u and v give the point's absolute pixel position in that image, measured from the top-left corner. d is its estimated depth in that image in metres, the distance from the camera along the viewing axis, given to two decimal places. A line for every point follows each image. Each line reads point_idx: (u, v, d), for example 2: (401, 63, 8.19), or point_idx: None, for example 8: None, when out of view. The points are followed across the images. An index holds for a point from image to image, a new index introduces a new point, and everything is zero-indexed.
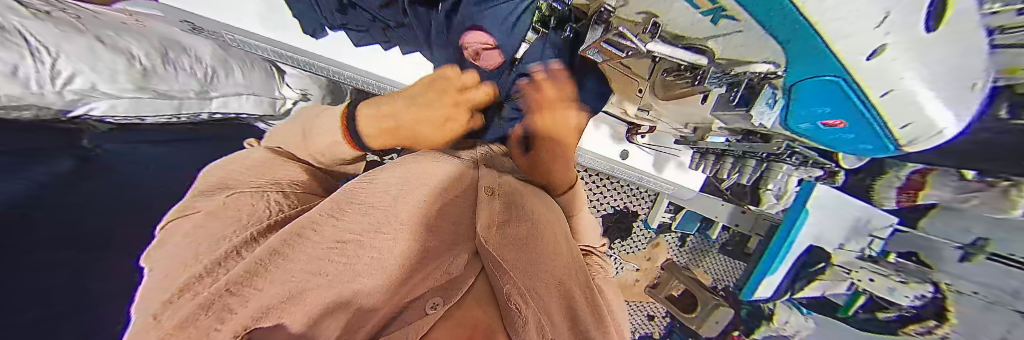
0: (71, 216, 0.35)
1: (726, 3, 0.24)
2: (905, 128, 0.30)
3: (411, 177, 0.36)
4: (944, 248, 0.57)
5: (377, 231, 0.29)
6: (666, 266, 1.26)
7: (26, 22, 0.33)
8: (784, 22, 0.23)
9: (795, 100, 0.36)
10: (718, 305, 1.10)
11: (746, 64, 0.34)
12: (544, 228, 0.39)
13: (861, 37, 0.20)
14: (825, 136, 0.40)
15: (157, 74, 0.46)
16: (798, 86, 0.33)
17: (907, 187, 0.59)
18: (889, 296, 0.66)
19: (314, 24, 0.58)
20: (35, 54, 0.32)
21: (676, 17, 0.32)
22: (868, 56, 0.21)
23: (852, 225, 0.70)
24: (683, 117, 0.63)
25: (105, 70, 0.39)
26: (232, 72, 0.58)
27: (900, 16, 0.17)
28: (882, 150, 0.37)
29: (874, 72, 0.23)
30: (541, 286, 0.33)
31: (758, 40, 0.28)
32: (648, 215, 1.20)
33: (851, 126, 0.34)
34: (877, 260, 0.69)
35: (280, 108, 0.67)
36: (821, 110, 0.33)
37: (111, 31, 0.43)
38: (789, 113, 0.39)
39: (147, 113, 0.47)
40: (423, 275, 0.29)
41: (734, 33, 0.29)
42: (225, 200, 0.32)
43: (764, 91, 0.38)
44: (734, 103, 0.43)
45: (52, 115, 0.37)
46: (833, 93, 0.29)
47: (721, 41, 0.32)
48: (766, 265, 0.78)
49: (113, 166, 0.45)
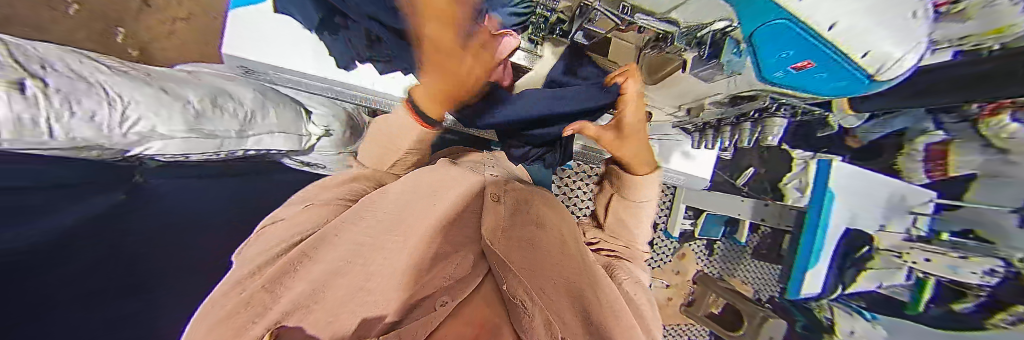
0: (65, 260, 0.34)
1: None
2: (868, 56, 0.27)
3: (419, 190, 0.38)
4: (1000, 220, 0.60)
5: (391, 234, 0.31)
6: (699, 280, 1.16)
7: (109, 80, 0.41)
8: None
9: (759, 50, 0.35)
10: (766, 318, 0.91)
11: (708, 24, 0.39)
12: (548, 229, 0.40)
13: None
14: (799, 82, 0.38)
15: (206, 116, 0.51)
16: (754, 35, 0.33)
17: (930, 158, 0.68)
18: (954, 276, 0.62)
19: (346, 57, 0.66)
20: (109, 102, 0.38)
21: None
22: None
23: (890, 202, 0.68)
24: (676, 99, 0.66)
25: (163, 115, 0.45)
26: (268, 114, 0.63)
27: None
28: (861, 86, 0.33)
29: (815, 9, 0.24)
30: (547, 285, 0.31)
31: (710, 2, 0.34)
32: (668, 222, 1.12)
33: (820, 66, 0.32)
34: (930, 240, 0.67)
35: (305, 144, 0.72)
36: (786, 53, 0.32)
37: (174, 84, 0.51)
38: (760, 64, 0.38)
39: (193, 151, 0.50)
40: (430, 278, 0.28)
41: (685, 2, 0.36)
42: (286, 222, 0.36)
43: (727, 43, 0.41)
44: (705, 58, 0.46)
45: (112, 155, 0.41)
46: (790, 38, 0.29)
47: (681, 11, 0.38)
48: (805, 258, 0.68)
49: (136, 209, 0.45)
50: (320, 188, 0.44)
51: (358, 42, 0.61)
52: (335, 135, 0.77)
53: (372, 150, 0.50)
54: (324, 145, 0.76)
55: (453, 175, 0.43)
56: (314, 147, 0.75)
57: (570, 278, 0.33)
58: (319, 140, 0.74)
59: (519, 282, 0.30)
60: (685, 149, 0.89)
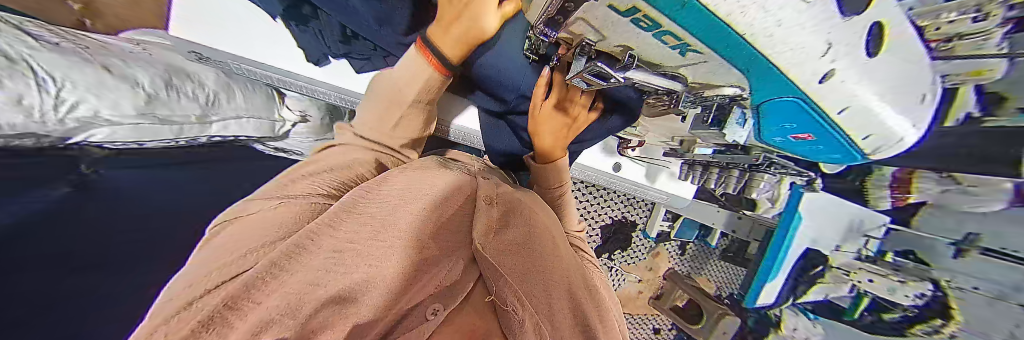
0: (18, 248, 0.32)
1: (690, 41, 0.22)
2: (869, 137, 0.30)
3: (413, 183, 0.39)
4: (936, 245, 0.61)
5: (374, 238, 0.29)
6: (668, 276, 1.26)
7: (35, 53, 0.35)
8: (768, 78, 0.23)
9: (759, 119, 0.35)
10: (724, 314, 1.04)
11: (716, 86, 0.32)
12: (540, 231, 0.43)
13: (808, 68, 0.20)
14: (796, 147, 0.39)
15: (160, 99, 0.47)
16: (761, 106, 0.31)
17: (897, 184, 0.65)
18: (889, 296, 0.65)
19: (319, 53, 0.61)
20: (41, 84, 0.33)
21: (648, 51, 0.28)
22: (820, 79, 0.21)
23: (849, 226, 0.70)
24: (667, 131, 0.63)
25: (109, 98, 0.40)
26: (234, 96, 0.60)
27: (841, 44, 0.17)
28: (850, 158, 0.36)
29: (830, 92, 0.23)
30: (540, 289, 0.35)
31: (723, 70, 0.26)
32: (646, 224, 1.21)
33: (820, 140, 0.32)
34: (876, 260, 0.69)
35: (279, 130, 0.70)
36: (788, 125, 0.32)
37: (120, 60, 0.45)
38: (763, 129, 0.37)
39: (147, 138, 0.47)
40: (424, 282, 0.30)
41: (702, 62, 0.27)
42: (250, 220, 0.31)
43: (734, 112, 0.39)
44: (710, 122, 0.45)
45: (50, 142, 0.37)
46: (795, 112, 0.28)
47: (692, 69, 0.30)
48: (766, 271, 0.73)
49: (85, 194, 0.41)
50: (282, 181, 0.40)
51: (330, 33, 0.54)
52: (312, 121, 0.76)
53: (382, 104, 0.50)
54: (300, 131, 0.74)
55: (436, 173, 0.43)
56: (290, 133, 0.73)
57: (564, 283, 0.39)
58: (294, 126, 0.73)
59: (510, 287, 0.32)
60: (673, 171, 0.90)
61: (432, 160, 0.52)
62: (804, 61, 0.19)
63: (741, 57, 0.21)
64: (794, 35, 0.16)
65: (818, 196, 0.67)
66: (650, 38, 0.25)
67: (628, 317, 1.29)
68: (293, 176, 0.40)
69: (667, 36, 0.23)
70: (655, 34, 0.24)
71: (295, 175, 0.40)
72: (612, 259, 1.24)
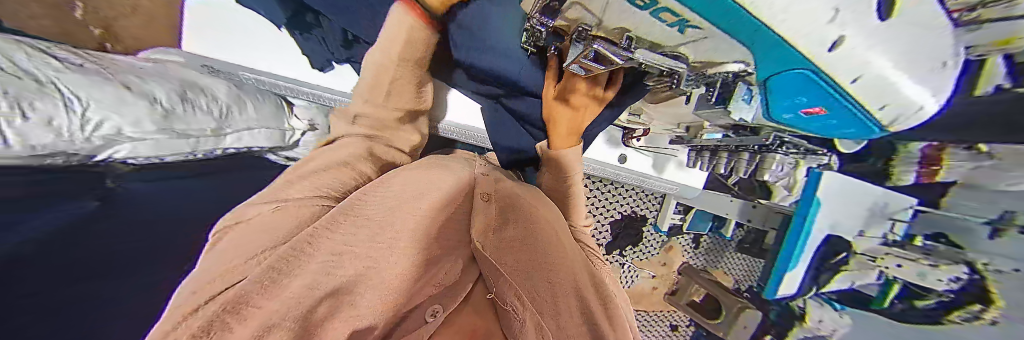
0: (38, 260, 0.33)
1: (689, 16, 0.21)
2: (886, 108, 0.28)
3: (412, 183, 0.38)
4: (970, 228, 0.58)
5: (375, 240, 0.30)
6: (684, 271, 1.23)
7: (60, 76, 0.37)
8: (774, 51, 0.23)
9: (767, 94, 0.33)
10: (743, 308, 1.03)
11: (720, 64, 0.31)
12: (541, 223, 0.42)
13: (816, 36, 0.19)
14: (809, 123, 0.37)
15: (176, 115, 0.49)
16: (768, 82, 0.30)
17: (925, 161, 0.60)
18: (921, 281, 0.62)
19: (323, 60, 0.63)
20: (66, 104, 0.35)
21: (647, 30, 0.28)
22: (830, 48, 0.20)
23: (871, 211, 0.66)
24: (673, 118, 0.62)
25: (129, 115, 0.42)
26: (245, 108, 0.62)
27: (853, 10, 0.16)
28: (867, 132, 0.34)
29: (841, 60, 0.22)
30: (545, 288, 0.33)
31: (726, 45, 0.26)
32: (657, 218, 1.19)
33: (832, 113, 0.31)
34: (903, 245, 0.66)
35: (289, 139, 0.71)
36: (798, 100, 0.30)
37: (138, 78, 0.47)
38: (769, 105, 0.36)
39: (167, 152, 0.49)
40: (423, 284, 0.31)
41: (703, 39, 0.26)
42: (250, 225, 0.33)
43: (739, 88, 0.37)
44: (714, 101, 0.43)
45: (79, 159, 0.39)
46: (804, 85, 0.27)
47: (692, 47, 0.29)
48: (785, 262, 0.70)
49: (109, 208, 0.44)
50: (279, 181, 0.41)
51: (333, 39, 0.56)
52: (320, 129, 0.77)
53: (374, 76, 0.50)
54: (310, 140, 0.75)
55: (435, 172, 0.42)
56: (299, 143, 0.74)
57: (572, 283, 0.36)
58: (303, 135, 0.74)
59: (510, 288, 0.31)
60: (680, 159, 0.89)
61: (431, 160, 0.52)
62: (811, 29, 0.18)
63: (744, 30, 0.20)
64: (801, 3, 0.15)
65: (834, 182, 0.63)
66: (647, 16, 0.25)
67: (642, 315, 1.26)
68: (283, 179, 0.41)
69: (665, 12, 0.23)
70: (653, 12, 0.24)
71: (288, 176, 0.41)
72: (623, 255, 1.22)
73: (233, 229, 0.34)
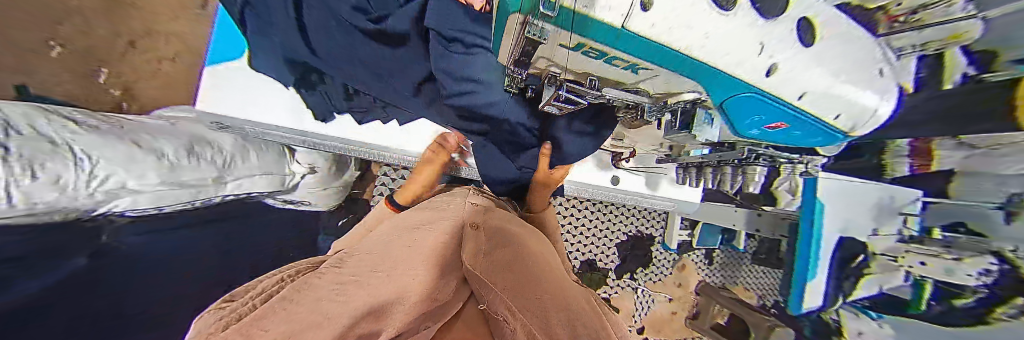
0: (29, 321, 0.32)
1: (638, 62, 0.24)
2: (841, 117, 0.30)
3: (392, 249, 0.38)
4: (983, 214, 0.56)
5: (374, 270, 0.33)
6: (701, 291, 1.15)
7: (76, 137, 0.39)
8: (722, 84, 0.24)
9: (727, 116, 0.34)
10: (773, 327, 0.93)
11: (677, 95, 0.34)
12: (525, 245, 0.40)
13: (753, 65, 0.20)
14: (777, 136, 0.38)
15: (181, 166, 0.51)
16: (723, 107, 0.31)
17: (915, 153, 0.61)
18: (950, 279, 0.58)
19: (325, 111, 0.68)
20: (77, 163, 0.37)
21: (607, 73, 0.31)
22: (767, 74, 0.22)
23: (880, 206, 0.65)
24: (654, 139, 0.65)
25: (136, 170, 0.44)
26: (247, 157, 0.64)
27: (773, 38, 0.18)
28: (834, 138, 0.35)
29: (785, 84, 0.23)
30: (531, 294, 0.29)
31: (677, 81, 0.28)
32: (665, 236, 1.16)
33: (793, 126, 0.32)
34: (923, 240, 0.63)
35: (289, 183, 0.73)
36: (758, 118, 0.32)
37: (149, 135, 0.50)
38: (732, 126, 0.37)
39: (166, 203, 0.50)
40: (426, 303, 0.29)
41: (655, 77, 0.29)
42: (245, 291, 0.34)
43: (699, 114, 0.41)
44: (678, 126, 0.46)
45: (78, 215, 0.39)
46: (759, 106, 0.28)
47: (648, 83, 0.32)
48: (801, 270, 0.67)
49: (106, 263, 0.43)
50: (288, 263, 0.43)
51: (335, 94, 0.63)
52: (320, 172, 0.79)
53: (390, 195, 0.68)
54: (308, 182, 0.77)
55: (427, 219, 0.44)
56: (298, 185, 0.77)
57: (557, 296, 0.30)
58: (303, 178, 0.76)
59: (501, 298, 0.29)
60: (670, 176, 0.90)
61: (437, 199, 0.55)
62: (747, 63, 0.20)
63: (686, 69, 0.23)
64: (726, 41, 0.17)
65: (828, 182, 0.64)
66: (601, 63, 0.28)
67: None
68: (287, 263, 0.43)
69: (618, 60, 0.26)
70: (606, 60, 0.26)
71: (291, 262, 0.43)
72: (635, 278, 1.15)
73: (233, 297, 0.32)
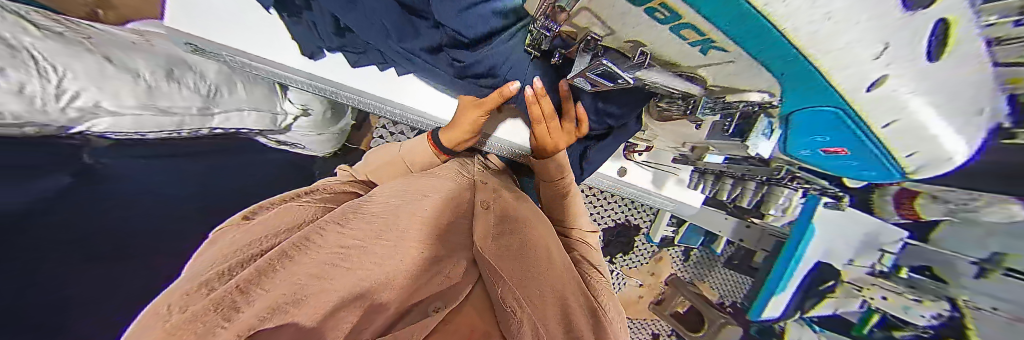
0: (47, 227, 0.33)
1: (715, 35, 0.21)
2: (915, 155, 0.29)
3: (405, 194, 0.36)
4: (956, 262, 0.54)
5: (380, 238, 0.28)
6: (670, 281, 1.23)
7: (37, 42, 0.34)
8: (808, 82, 0.23)
9: (791, 129, 0.35)
10: (725, 324, 1.04)
11: (740, 91, 0.31)
12: (537, 239, 0.39)
13: (859, 70, 0.19)
14: (826, 161, 0.39)
15: (161, 92, 0.48)
16: (794, 115, 0.31)
17: (900, 199, 0.59)
18: (903, 315, 0.60)
19: (312, 46, 0.58)
20: (42, 74, 0.33)
21: (663, 47, 0.28)
22: (869, 87, 0.21)
23: (863, 241, 0.64)
24: (677, 137, 0.60)
25: (109, 89, 0.41)
26: (234, 89, 0.62)
27: (902, 48, 0.16)
28: (887, 175, 0.36)
29: (877, 101, 0.22)
30: (535, 293, 0.31)
31: (750, 71, 0.26)
32: (650, 229, 1.19)
33: (853, 154, 0.33)
34: (889, 276, 0.63)
35: (281, 123, 0.73)
36: (822, 138, 0.32)
37: (120, 50, 0.45)
38: (788, 141, 0.38)
39: (148, 128, 0.49)
40: (428, 278, 0.27)
41: (726, 63, 0.26)
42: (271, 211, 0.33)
43: (759, 121, 0.37)
44: (730, 133, 0.43)
45: (54, 130, 0.38)
46: (832, 123, 0.28)
47: (713, 69, 0.29)
48: (775, 281, 0.70)
49: (102, 181, 0.43)
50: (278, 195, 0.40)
51: (323, 26, 0.51)
52: (314, 114, 0.75)
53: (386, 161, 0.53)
54: (302, 125, 0.75)
55: (428, 180, 0.41)
56: (292, 127, 0.75)
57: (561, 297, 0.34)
58: (296, 120, 0.74)
59: (510, 287, 0.29)
60: (681, 177, 0.88)
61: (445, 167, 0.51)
62: (854, 62, 0.18)
63: (775, 57, 0.21)
64: (847, 33, 0.15)
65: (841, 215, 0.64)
66: (666, 32, 0.25)
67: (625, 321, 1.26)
68: (289, 193, 0.40)
69: (688, 29, 0.23)
70: (674, 28, 0.24)
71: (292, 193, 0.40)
72: (613, 262, 1.22)
73: (239, 228, 0.30)
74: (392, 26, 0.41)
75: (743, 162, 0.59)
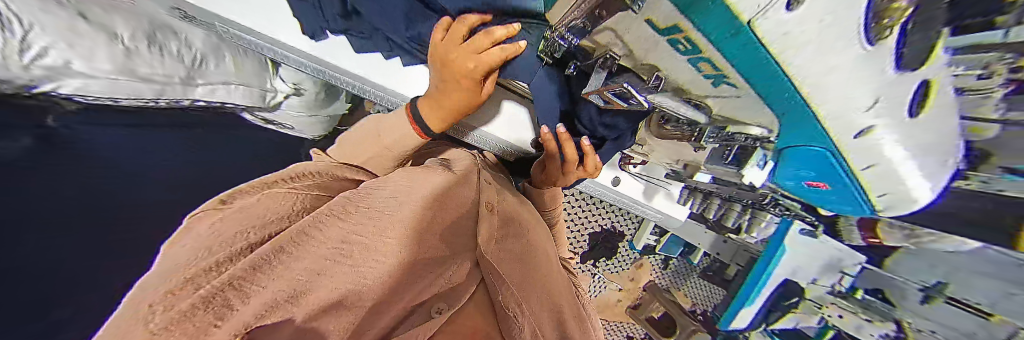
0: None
1: (729, 71, 0.24)
2: (886, 197, 0.32)
3: (414, 182, 0.36)
4: (906, 288, 0.56)
5: (382, 235, 0.28)
6: (648, 288, 1.27)
7: None
8: (800, 122, 0.26)
9: (780, 160, 0.38)
10: (695, 331, 1.11)
11: (742, 125, 0.35)
12: (534, 245, 0.41)
13: (851, 117, 0.21)
14: (809, 193, 0.41)
15: (139, 55, 0.45)
16: (784, 151, 0.35)
17: (863, 227, 0.59)
18: (857, 333, 0.65)
19: (316, 27, 0.53)
20: (5, 27, 0.31)
21: (677, 74, 0.30)
22: (856, 135, 0.24)
23: (826, 262, 0.68)
24: (673, 153, 0.62)
25: (83, 47, 0.38)
26: (221, 60, 0.59)
27: (891, 101, 0.19)
28: (859, 212, 0.39)
29: (862, 149, 0.25)
30: (535, 297, 0.34)
31: (755, 108, 0.29)
32: (634, 236, 1.23)
33: (834, 189, 0.35)
34: (847, 296, 0.67)
35: (270, 101, 0.69)
36: (807, 172, 0.35)
37: (98, 8, 0.42)
38: (777, 172, 0.41)
39: (122, 96, 0.45)
40: (426, 283, 0.27)
41: (733, 97, 0.29)
42: (258, 197, 0.30)
43: (756, 153, 0.40)
44: (729, 160, 0.46)
45: (16, 90, 0.35)
46: (818, 162, 0.31)
47: (719, 101, 0.32)
48: (744, 295, 0.76)
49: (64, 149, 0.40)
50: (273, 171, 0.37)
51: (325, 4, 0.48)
52: (307, 93, 0.72)
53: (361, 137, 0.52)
54: (293, 104, 0.72)
55: (425, 173, 0.39)
56: (282, 105, 0.72)
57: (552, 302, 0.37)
58: (287, 98, 0.71)
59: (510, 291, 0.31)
60: (670, 192, 0.90)
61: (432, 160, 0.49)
62: (848, 108, 0.21)
63: (775, 96, 0.23)
64: (840, 79, 0.18)
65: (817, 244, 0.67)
66: (685, 63, 0.27)
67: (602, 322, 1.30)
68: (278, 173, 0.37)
69: (705, 63, 0.25)
70: (692, 60, 0.26)
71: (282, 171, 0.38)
72: (596, 265, 1.26)
73: (215, 215, 0.27)
74: (404, 9, 0.41)
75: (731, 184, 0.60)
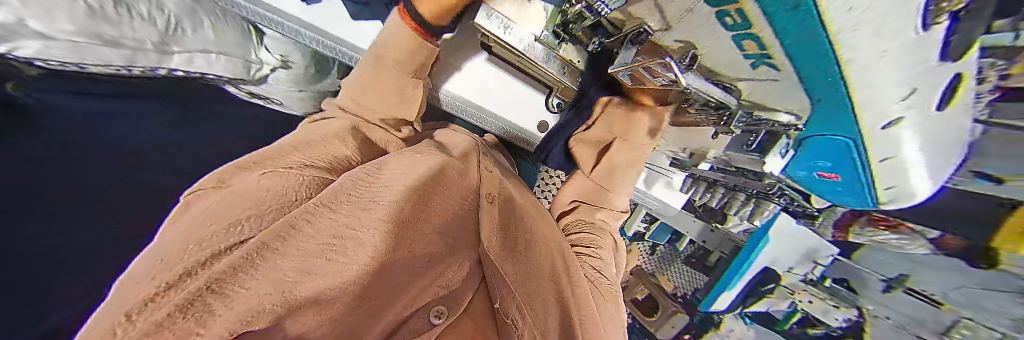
0: None
1: (776, 51, 0.27)
2: (893, 188, 0.44)
3: (414, 166, 0.35)
4: (869, 278, 0.66)
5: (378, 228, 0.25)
6: (635, 272, 1.32)
7: None
8: (833, 113, 0.33)
9: (800, 152, 0.47)
10: (675, 312, 1.18)
11: (773, 111, 0.40)
12: (535, 235, 0.42)
13: (882, 106, 0.28)
14: (815, 183, 0.52)
15: (103, 15, 0.40)
16: (805, 141, 0.43)
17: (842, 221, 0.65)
18: (822, 316, 0.74)
19: None
20: None
21: (714, 54, 0.33)
22: (885, 125, 0.31)
23: (806, 252, 0.72)
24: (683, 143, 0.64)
25: (42, 6, 0.34)
26: (200, 26, 0.53)
27: (923, 91, 0.26)
28: (855, 197, 0.50)
29: (883, 138, 0.34)
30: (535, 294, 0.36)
31: (788, 90, 0.33)
32: (626, 223, 1.27)
33: (844, 179, 0.46)
34: (816, 284, 0.75)
35: (255, 74, 0.64)
36: (821, 162, 0.45)
37: None
38: (791, 164, 0.50)
39: (91, 60, 0.42)
40: (425, 285, 0.27)
41: (769, 80, 0.33)
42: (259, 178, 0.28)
43: (781, 142, 0.45)
44: (753, 147, 0.49)
45: None
46: (836, 148, 0.39)
47: (751, 85, 0.36)
48: (727, 279, 0.81)
49: None
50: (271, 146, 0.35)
51: None
52: (296, 66, 0.68)
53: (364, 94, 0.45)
54: (280, 77, 0.68)
55: (419, 158, 0.37)
56: (269, 80, 0.67)
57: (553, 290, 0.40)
58: (273, 71, 0.67)
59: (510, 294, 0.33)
60: (671, 181, 0.88)
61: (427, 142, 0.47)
62: (887, 99, 0.27)
63: (821, 82, 0.28)
64: (885, 71, 0.23)
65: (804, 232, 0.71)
66: (729, 40, 0.29)
67: None
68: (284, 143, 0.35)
69: (753, 43, 0.27)
70: (739, 39, 0.28)
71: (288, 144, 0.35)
72: None
73: (214, 194, 0.26)
74: None
75: (730, 170, 0.63)
